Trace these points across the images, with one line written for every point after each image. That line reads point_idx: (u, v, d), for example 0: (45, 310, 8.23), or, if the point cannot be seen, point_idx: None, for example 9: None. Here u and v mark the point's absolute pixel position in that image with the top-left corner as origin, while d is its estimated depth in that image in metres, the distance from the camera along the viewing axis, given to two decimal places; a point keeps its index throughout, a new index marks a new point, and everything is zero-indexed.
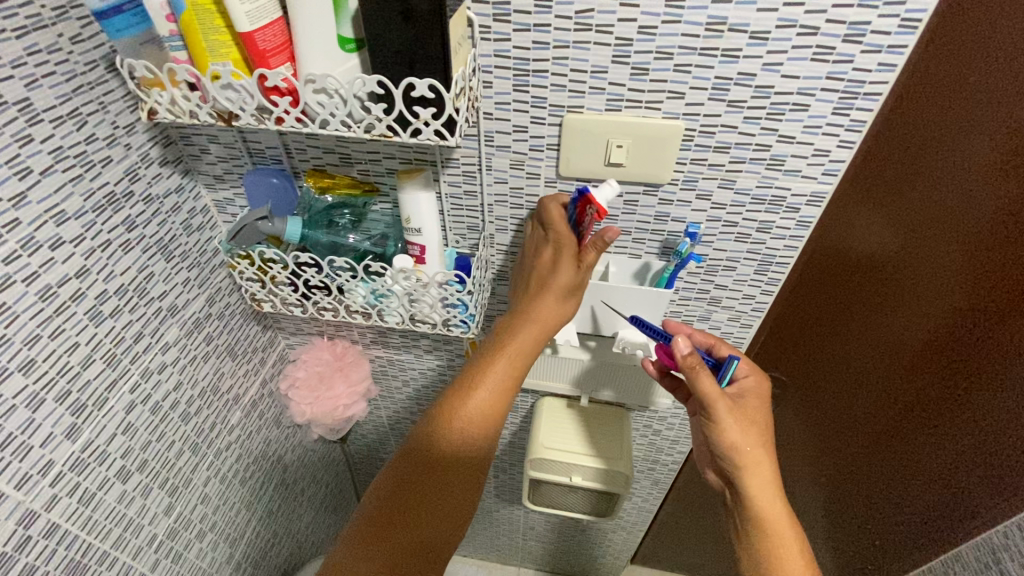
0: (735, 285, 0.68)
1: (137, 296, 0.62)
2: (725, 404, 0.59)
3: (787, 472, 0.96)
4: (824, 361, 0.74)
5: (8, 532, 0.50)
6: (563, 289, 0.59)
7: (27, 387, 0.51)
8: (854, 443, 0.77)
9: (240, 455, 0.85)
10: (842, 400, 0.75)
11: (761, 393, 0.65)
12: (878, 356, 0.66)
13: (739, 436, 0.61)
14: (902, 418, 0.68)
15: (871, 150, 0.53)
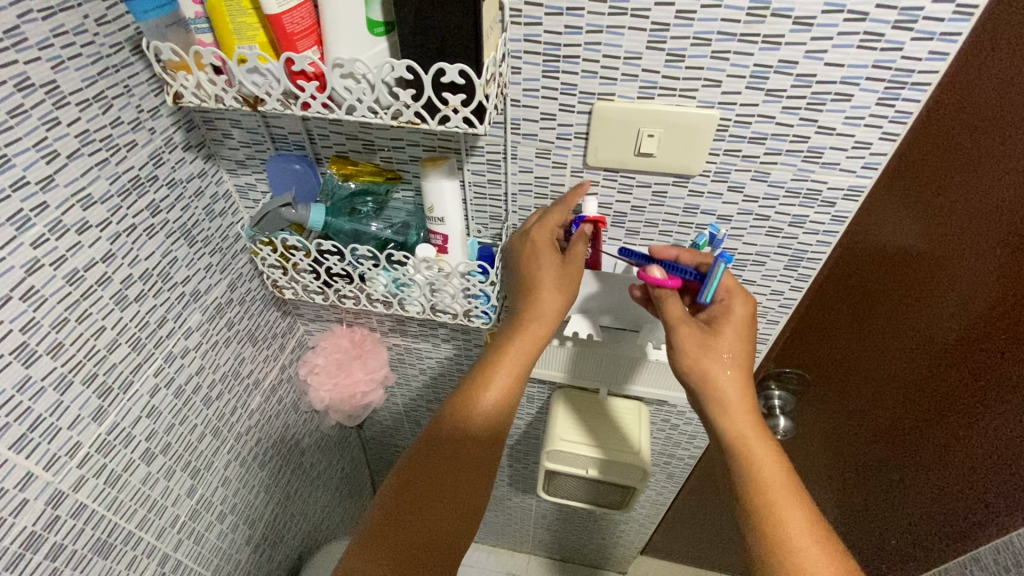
0: (764, 280, 0.66)
1: (161, 281, 0.62)
2: (686, 327, 0.57)
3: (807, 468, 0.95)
4: (842, 363, 0.73)
5: (38, 512, 0.51)
6: (551, 284, 0.58)
7: (55, 369, 0.51)
8: (868, 431, 0.79)
9: (259, 439, 0.86)
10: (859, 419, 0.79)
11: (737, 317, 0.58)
12: (901, 352, 0.66)
13: (699, 358, 0.58)
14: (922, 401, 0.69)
15: (916, 143, 0.50)
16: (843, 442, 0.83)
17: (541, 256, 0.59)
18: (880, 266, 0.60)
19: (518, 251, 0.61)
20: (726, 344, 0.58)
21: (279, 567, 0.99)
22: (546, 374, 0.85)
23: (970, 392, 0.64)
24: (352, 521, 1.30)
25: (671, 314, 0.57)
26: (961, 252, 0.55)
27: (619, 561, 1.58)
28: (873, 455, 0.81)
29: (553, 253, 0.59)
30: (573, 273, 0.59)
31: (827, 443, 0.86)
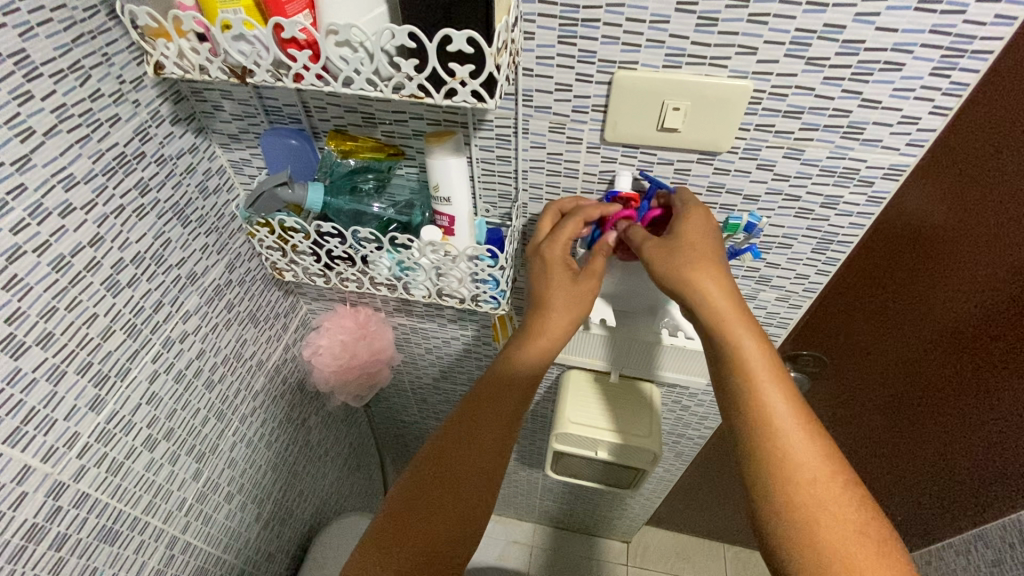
0: (789, 264, 0.62)
1: (155, 264, 0.60)
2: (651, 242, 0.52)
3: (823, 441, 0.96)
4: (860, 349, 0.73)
5: (39, 503, 0.50)
6: (574, 293, 0.56)
7: (46, 360, 0.49)
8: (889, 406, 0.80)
9: (263, 419, 0.85)
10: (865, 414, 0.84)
11: (695, 225, 0.51)
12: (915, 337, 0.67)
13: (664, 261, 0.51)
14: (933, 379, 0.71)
15: (928, 161, 0.50)
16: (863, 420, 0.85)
17: (556, 263, 0.56)
18: (891, 262, 0.60)
19: (529, 266, 0.59)
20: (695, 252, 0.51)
21: (290, 542, 0.99)
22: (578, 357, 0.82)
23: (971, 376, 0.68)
24: (361, 494, 1.31)
25: (636, 236, 0.54)
26: (955, 254, 0.57)
27: (625, 532, 1.59)
28: (887, 436, 0.85)
29: (563, 268, 0.56)
30: (589, 290, 0.56)
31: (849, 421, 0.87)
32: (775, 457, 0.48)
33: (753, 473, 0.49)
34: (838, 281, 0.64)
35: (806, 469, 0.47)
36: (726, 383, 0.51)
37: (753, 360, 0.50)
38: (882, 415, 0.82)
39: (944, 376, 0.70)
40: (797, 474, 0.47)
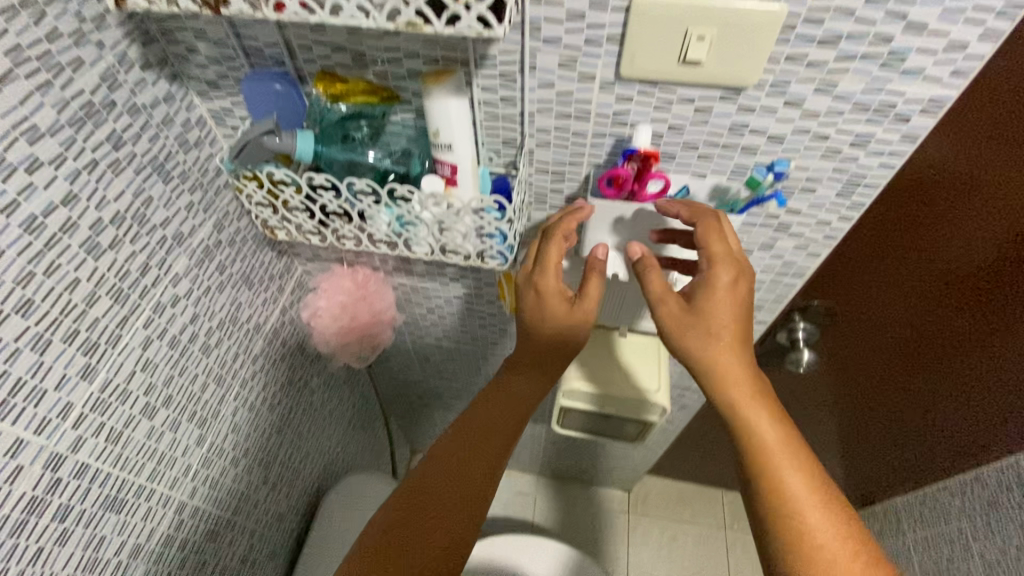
0: (811, 210, 0.58)
1: (137, 224, 0.56)
2: (673, 305, 0.55)
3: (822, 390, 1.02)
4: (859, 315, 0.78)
5: (36, 476, 0.48)
6: (570, 331, 0.61)
7: (30, 329, 0.46)
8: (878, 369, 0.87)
9: (266, 383, 0.84)
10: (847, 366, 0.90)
11: (721, 289, 0.53)
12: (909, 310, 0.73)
13: (687, 337, 0.55)
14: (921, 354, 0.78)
15: (951, 143, 0.50)
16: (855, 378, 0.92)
17: (557, 297, 0.59)
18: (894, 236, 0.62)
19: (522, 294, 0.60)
20: (719, 321, 0.54)
21: (299, 501, 1.00)
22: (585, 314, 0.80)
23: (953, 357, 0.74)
24: (367, 452, 1.32)
25: (653, 285, 0.56)
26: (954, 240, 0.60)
27: (627, 481, 1.63)
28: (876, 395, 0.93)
29: (561, 296, 0.59)
30: (587, 317, 0.60)
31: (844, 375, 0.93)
32: (793, 534, 0.50)
33: (776, 548, 0.50)
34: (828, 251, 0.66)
35: (825, 547, 0.49)
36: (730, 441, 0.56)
37: (768, 436, 0.53)
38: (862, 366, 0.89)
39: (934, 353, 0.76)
40: (817, 552, 0.49)
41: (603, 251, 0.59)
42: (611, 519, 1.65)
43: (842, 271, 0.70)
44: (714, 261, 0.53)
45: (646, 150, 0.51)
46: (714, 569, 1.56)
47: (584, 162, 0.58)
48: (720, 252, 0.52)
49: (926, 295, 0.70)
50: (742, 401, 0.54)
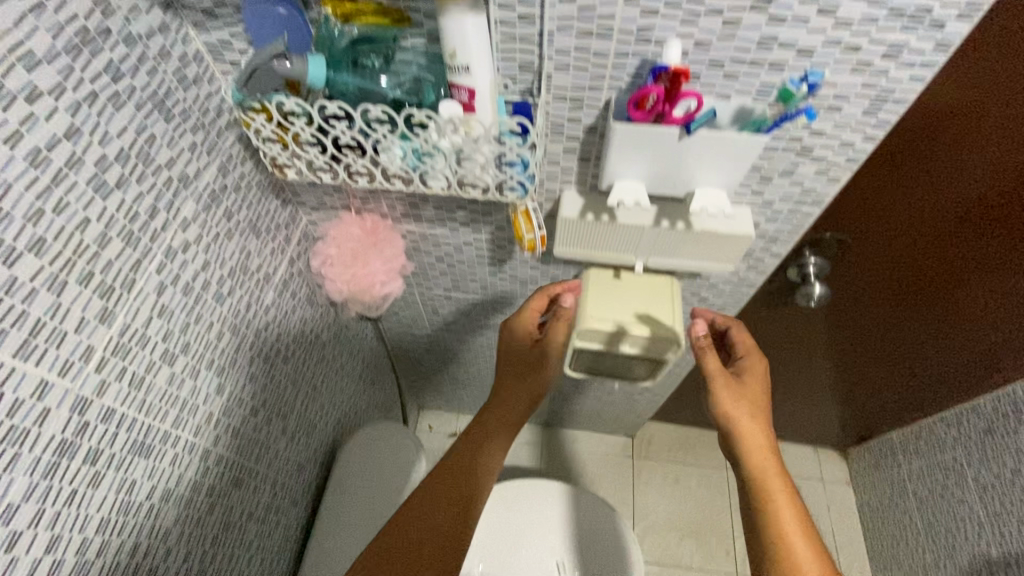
0: (835, 130, 0.57)
1: (142, 164, 0.54)
2: (722, 380, 0.74)
3: (841, 321, 1.06)
4: (882, 240, 0.81)
5: (65, 419, 0.48)
6: (534, 364, 0.83)
7: (44, 269, 0.45)
8: (898, 283, 0.92)
9: (279, 334, 0.83)
10: (894, 281, 0.92)
11: (758, 372, 0.76)
12: (929, 223, 0.77)
13: (730, 400, 0.72)
14: (939, 256, 0.84)
15: (972, 60, 0.52)
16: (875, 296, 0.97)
17: (525, 337, 0.84)
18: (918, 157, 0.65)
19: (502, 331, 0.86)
20: (756, 395, 0.73)
21: (316, 453, 1.02)
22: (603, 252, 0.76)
23: (971, 251, 0.81)
24: (376, 407, 1.34)
25: (710, 364, 0.76)
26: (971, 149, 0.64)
27: (632, 428, 1.68)
28: (896, 308, 0.99)
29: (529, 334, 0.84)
30: (548, 354, 0.83)
31: (865, 299, 0.98)
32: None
33: None
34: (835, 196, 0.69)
35: None
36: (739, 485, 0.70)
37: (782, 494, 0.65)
38: (909, 277, 0.90)
39: (949, 253, 0.83)
40: None
41: (569, 301, 0.83)
42: (616, 466, 1.71)
43: (868, 201, 0.72)
44: (752, 353, 0.78)
45: (676, 69, 0.48)
46: (718, 509, 1.64)
47: (604, 86, 0.56)
48: (755, 348, 0.78)
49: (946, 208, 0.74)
50: (761, 462, 0.68)
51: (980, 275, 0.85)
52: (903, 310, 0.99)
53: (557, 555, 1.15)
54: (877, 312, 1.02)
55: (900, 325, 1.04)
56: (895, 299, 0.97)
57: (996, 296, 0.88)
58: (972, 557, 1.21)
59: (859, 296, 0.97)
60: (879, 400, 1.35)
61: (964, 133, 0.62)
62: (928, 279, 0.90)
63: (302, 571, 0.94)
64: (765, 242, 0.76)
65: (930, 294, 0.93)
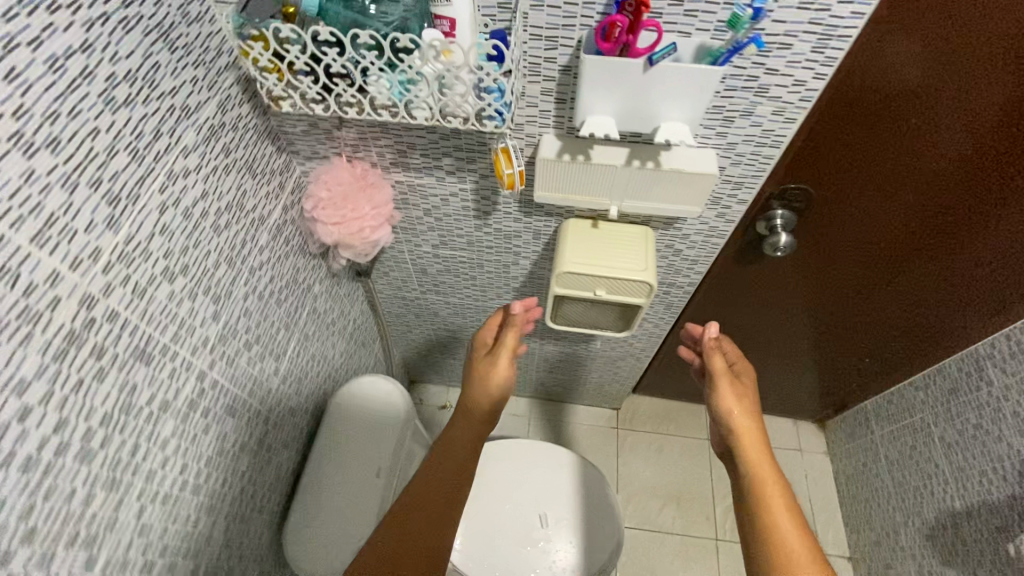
0: (787, 68, 0.62)
1: (148, 87, 0.58)
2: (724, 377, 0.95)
3: (836, 283, 1.12)
4: (866, 195, 0.87)
5: (74, 311, 0.52)
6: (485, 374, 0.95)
7: (58, 167, 0.49)
8: (888, 240, 0.97)
9: (273, 276, 0.87)
10: (887, 232, 0.94)
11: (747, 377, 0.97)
12: (905, 177, 0.82)
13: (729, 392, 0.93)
14: (920, 209, 0.88)
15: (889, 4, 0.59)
16: (866, 257, 1.02)
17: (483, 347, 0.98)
18: (877, 107, 0.71)
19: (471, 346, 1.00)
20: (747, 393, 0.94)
21: (307, 401, 1.06)
22: (579, 198, 0.81)
23: (954, 197, 0.85)
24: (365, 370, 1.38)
25: (715, 364, 0.96)
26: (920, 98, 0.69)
27: (616, 400, 1.73)
28: (888, 267, 1.04)
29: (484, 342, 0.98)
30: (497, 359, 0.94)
31: (855, 260, 1.03)
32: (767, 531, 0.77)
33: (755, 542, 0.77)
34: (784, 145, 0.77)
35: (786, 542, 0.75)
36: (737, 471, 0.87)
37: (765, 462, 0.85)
38: (905, 224, 0.92)
39: (929, 204, 0.87)
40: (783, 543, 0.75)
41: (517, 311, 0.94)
42: (600, 438, 1.76)
43: (844, 152, 0.78)
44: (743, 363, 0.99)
45: None
46: (697, 478, 1.70)
47: (577, 23, 0.61)
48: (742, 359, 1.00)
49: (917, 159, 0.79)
50: (749, 441, 0.88)
51: (967, 220, 0.88)
52: (896, 265, 1.03)
53: (541, 508, 1.27)
54: (871, 273, 1.06)
55: (895, 284, 1.08)
56: (886, 257, 1.01)
57: (987, 237, 0.91)
58: (937, 512, 1.27)
59: (851, 257, 1.02)
60: (875, 366, 1.38)
61: (909, 63, 0.65)
62: (923, 223, 0.91)
63: (292, 509, 0.99)
64: (731, 188, 0.81)
65: (921, 247, 0.97)
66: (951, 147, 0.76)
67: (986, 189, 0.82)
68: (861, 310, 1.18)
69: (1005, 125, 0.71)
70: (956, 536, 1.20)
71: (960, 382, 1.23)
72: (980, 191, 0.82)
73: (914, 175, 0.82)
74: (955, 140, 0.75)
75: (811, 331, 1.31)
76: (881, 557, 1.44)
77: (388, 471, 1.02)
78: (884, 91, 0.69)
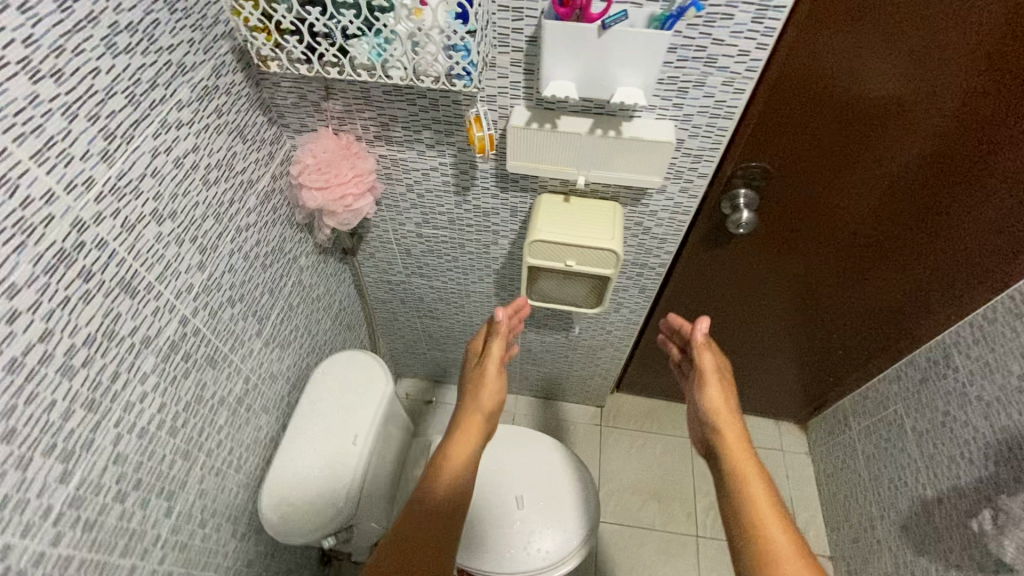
0: (731, 39, 0.68)
1: (147, 41, 0.64)
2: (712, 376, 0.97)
3: (828, 273, 1.15)
4: (848, 177, 0.91)
5: (65, 231, 0.56)
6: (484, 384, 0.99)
7: (60, 96, 0.54)
8: (878, 224, 0.99)
9: (259, 240, 0.92)
10: (875, 207, 0.96)
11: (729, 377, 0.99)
12: (881, 158, 0.86)
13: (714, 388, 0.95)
14: (901, 190, 0.92)
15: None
16: (857, 243, 1.05)
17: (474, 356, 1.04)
18: (838, 89, 0.77)
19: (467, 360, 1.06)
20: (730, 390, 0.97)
21: (288, 371, 1.09)
22: (548, 168, 0.86)
23: (933, 174, 0.88)
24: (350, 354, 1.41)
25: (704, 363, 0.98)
26: (875, 78, 0.74)
27: (599, 396, 1.75)
28: (882, 253, 1.06)
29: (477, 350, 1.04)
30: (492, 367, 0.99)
31: (846, 247, 1.07)
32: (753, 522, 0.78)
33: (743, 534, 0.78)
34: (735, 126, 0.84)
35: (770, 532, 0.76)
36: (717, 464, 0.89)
37: (747, 453, 0.86)
38: (890, 200, 0.94)
39: (908, 182, 0.90)
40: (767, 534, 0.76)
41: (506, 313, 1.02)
42: (584, 435, 1.78)
43: (816, 134, 0.84)
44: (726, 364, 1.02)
45: None
46: (679, 476, 1.71)
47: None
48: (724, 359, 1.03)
49: (889, 140, 0.83)
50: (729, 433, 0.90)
51: (953, 195, 0.91)
52: (887, 252, 1.05)
53: (517, 489, 1.28)
54: (865, 261, 1.09)
55: (888, 271, 1.10)
56: (876, 243, 1.04)
57: (976, 211, 0.92)
58: (911, 502, 1.28)
59: (844, 243, 1.06)
60: (864, 361, 1.40)
61: (853, 38, 0.70)
62: (914, 189, 0.91)
63: (268, 475, 1.01)
64: (691, 161, 0.86)
65: (911, 229, 0.99)
66: (919, 124, 0.80)
67: (965, 155, 0.83)
68: (852, 301, 1.21)
69: (965, 93, 0.75)
70: (929, 524, 1.21)
71: (929, 372, 1.27)
72: (959, 163, 0.85)
73: (890, 143, 0.83)
74: (921, 102, 0.77)
75: (790, 322, 1.34)
76: (860, 552, 1.44)
77: (365, 438, 1.05)
78: (833, 65, 0.74)
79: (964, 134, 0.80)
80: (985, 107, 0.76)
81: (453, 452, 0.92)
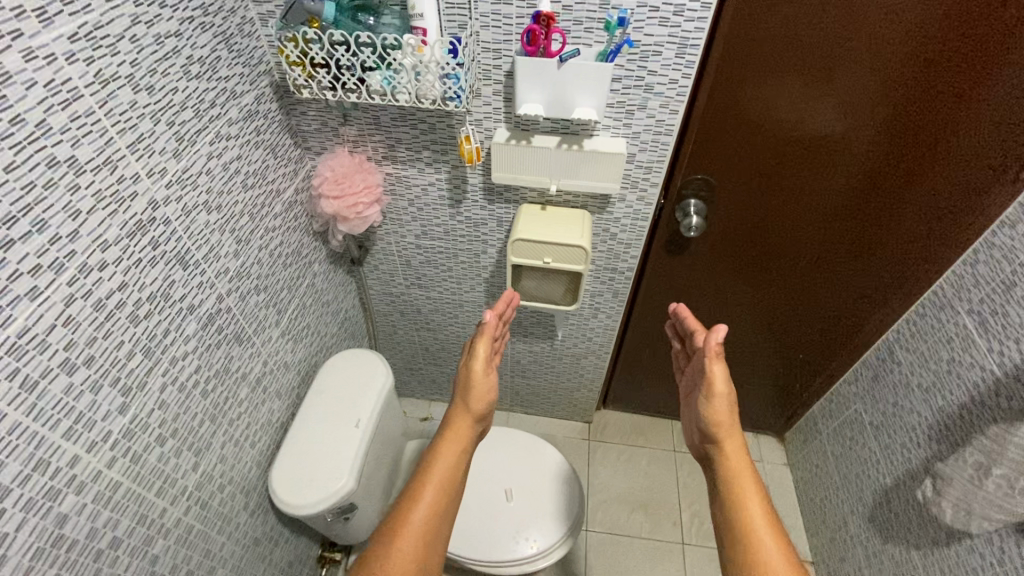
0: (663, 70, 0.88)
1: (211, 71, 0.83)
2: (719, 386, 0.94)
3: (789, 279, 1.30)
4: (789, 189, 1.09)
5: (143, 206, 0.73)
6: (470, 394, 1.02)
7: (150, 105, 0.72)
8: (823, 229, 1.16)
9: (282, 241, 1.08)
10: (824, 206, 1.11)
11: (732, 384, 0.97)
12: (811, 171, 1.05)
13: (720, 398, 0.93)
14: (835, 197, 1.09)
15: (728, 37, 0.86)
16: (809, 248, 1.21)
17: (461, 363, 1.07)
18: (761, 114, 0.96)
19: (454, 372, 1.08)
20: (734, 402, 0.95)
21: (298, 365, 1.22)
22: (527, 178, 1.04)
23: (858, 182, 1.06)
24: None
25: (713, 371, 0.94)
26: (787, 104, 0.94)
27: (586, 409, 1.85)
28: (833, 256, 1.22)
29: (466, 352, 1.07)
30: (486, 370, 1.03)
31: (800, 252, 1.22)
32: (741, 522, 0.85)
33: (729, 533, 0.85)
34: (679, 145, 1.03)
35: (758, 533, 0.83)
36: (712, 469, 0.93)
37: (746, 469, 0.90)
38: (828, 206, 1.11)
39: (838, 190, 1.08)
40: (755, 533, 0.83)
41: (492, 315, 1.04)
42: (573, 449, 1.86)
43: (754, 152, 1.03)
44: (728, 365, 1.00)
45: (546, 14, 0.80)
46: (664, 486, 1.78)
47: (513, 40, 0.87)
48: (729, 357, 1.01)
49: (813, 155, 1.02)
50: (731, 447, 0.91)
51: (880, 199, 1.08)
52: (836, 254, 1.21)
53: (505, 484, 1.37)
54: (820, 265, 1.25)
55: (841, 274, 1.26)
56: (827, 247, 1.20)
57: (901, 211, 1.10)
58: (874, 492, 1.37)
59: (800, 249, 1.22)
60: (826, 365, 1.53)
61: (764, 73, 0.91)
62: (846, 196, 1.09)
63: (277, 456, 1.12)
64: (643, 172, 1.05)
65: (851, 232, 1.16)
66: (833, 140, 0.99)
67: (881, 163, 1.02)
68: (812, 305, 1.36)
69: (864, 113, 0.94)
70: (890, 509, 1.30)
71: (879, 369, 1.40)
72: (879, 171, 1.03)
73: (824, 147, 1.00)
74: (833, 122, 0.96)
75: (760, 329, 1.47)
76: (836, 550, 1.50)
77: (367, 423, 1.16)
78: (753, 95, 0.94)
79: (872, 146, 0.99)
80: (883, 123, 0.95)
81: (436, 469, 0.94)
